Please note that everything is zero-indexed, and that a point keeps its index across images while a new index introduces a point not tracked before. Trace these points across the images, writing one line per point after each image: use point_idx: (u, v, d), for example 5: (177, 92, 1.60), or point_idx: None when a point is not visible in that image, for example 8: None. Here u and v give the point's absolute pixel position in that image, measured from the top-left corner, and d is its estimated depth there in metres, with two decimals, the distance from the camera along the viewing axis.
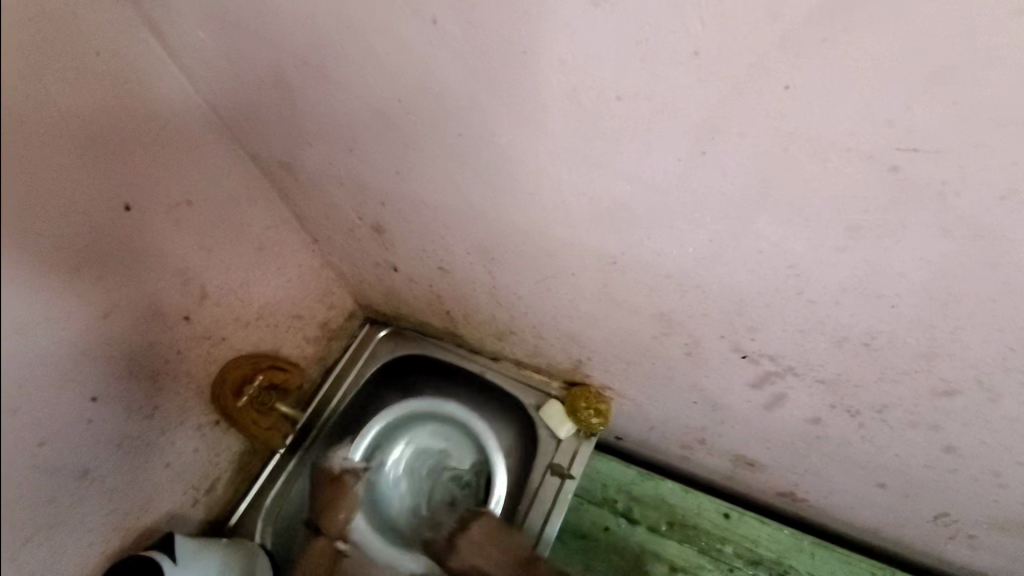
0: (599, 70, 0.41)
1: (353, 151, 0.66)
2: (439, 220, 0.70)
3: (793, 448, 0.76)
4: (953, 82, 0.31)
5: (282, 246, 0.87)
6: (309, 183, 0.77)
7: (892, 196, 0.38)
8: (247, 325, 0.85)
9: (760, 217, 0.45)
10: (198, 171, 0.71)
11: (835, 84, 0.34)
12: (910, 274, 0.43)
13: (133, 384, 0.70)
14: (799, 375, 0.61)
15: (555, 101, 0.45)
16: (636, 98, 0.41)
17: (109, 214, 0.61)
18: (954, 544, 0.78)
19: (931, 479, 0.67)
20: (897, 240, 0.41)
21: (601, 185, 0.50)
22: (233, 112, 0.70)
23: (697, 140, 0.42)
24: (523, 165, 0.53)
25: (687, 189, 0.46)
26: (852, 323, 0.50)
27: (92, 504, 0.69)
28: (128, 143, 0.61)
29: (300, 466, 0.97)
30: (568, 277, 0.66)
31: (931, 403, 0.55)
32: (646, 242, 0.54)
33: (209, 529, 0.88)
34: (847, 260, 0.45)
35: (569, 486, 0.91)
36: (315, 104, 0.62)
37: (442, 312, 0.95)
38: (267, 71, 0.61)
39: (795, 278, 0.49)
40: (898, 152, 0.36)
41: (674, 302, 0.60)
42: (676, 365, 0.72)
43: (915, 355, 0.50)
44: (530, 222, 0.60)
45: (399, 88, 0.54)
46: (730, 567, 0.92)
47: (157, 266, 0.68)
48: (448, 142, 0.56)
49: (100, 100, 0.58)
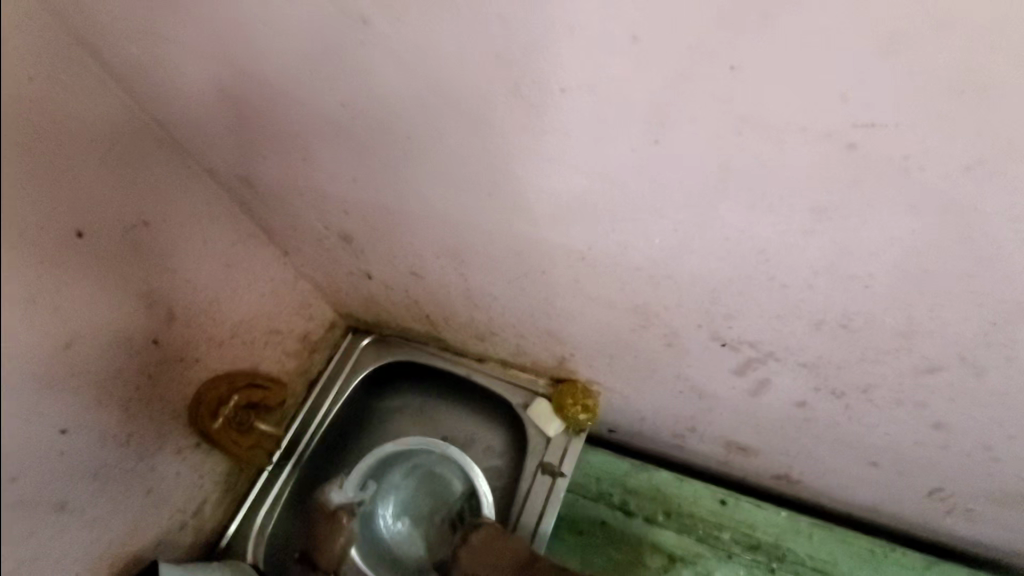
0: (541, 61, 0.39)
1: (309, 160, 0.64)
2: (405, 225, 0.68)
3: (783, 432, 0.74)
4: (906, 51, 0.30)
5: (250, 261, 0.86)
6: (270, 196, 0.75)
7: (854, 172, 0.37)
8: (220, 344, 0.83)
9: (723, 204, 0.43)
10: (153, 190, 0.69)
11: (784, 62, 0.32)
12: (881, 253, 0.41)
13: (103, 414, 0.68)
14: (780, 360, 0.60)
15: (501, 98, 0.43)
16: (581, 89, 0.40)
17: (61, 242, 0.58)
18: (952, 517, 0.77)
19: (923, 455, 0.65)
20: (864, 219, 0.39)
21: (559, 181, 0.49)
22: (183, 128, 0.68)
23: (648, 127, 0.40)
24: (481, 165, 0.52)
25: (645, 179, 0.44)
26: (828, 305, 0.49)
27: (72, 537, 0.67)
28: (75, 167, 0.59)
29: (288, 482, 0.95)
30: (540, 275, 0.64)
31: (914, 380, 0.54)
32: (612, 236, 0.52)
33: (199, 553, 0.87)
34: (816, 242, 0.43)
35: (561, 484, 0.89)
36: (263, 114, 0.60)
37: (421, 317, 0.93)
38: (209, 84, 0.59)
39: (766, 264, 0.47)
40: (855, 129, 0.34)
41: (648, 295, 0.59)
42: (658, 357, 0.70)
43: (893, 333, 0.49)
44: (494, 222, 0.58)
45: (343, 93, 0.52)
46: (728, 554, 0.90)
47: (119, 291, 0.66)
48: (400, 144, 0.54)
49: (43, 125, 0.55)
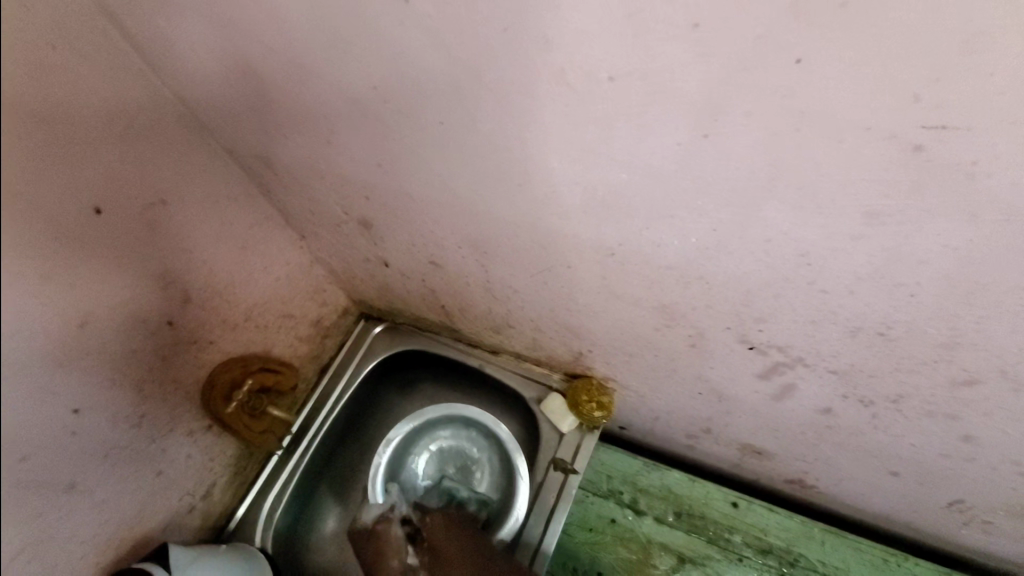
0: (589, 47, 0.37)
1: (333, 143, 0.63)
2: (427, 214, 0.66)
3: (802, 438, 0.73)
4: (987, 50, 0.28)
5: (267, 244, 0.84)
6: (291, 179, 0.74)
7: (916, 176, 0.35)
8: (235, 327, 0.82)
9: (768, 204, 0.42)
10: (172, 169, 0.67)
11: (856, 56, 0.31)
12: (932, 261, 0.40)
13: (117, 393, 0.67)
14: (809, 366, 0.58)
15: (543, 84, 0.42)
16: (629, 77, 0.38)
17: (79, 218, 0.57)
18: (969, 530, 0.76)
19: (946, 467, 0.64)
20: (918, 226, 0.38)
21: (595, 173, 0.47)
22: (206, 107, 0.67)
23: (697, 120, 0.38)
24: (514, 155, 0.50)
25: (687, 175, 0.43)
26: (867, 312, 0.47)
27: (82, 517, 0.67)
28: (94, 142, 0.58)
29: (298, 468, 0.95)
30: (565, 270, 0.63)
31: (948, 392, 0.52)
32: (645, 232, 0.50)
33: (206, 535, 0.86)
34: (863, 248, 0.41)
35: (573, 480, 0.88)
36: (289, 95, 0.58)
37: (437, 307, 0.92)
38: (235, 61, 0.58)
39: (807, 268, 0.45)
40: (924, 131, 0.32)
41: (676, 294, 0.57)
42: (680, 357, 0.69)
43: (932, 344, 0.47)
44: (522, 214, 0.57)
45: (374, 75, 0.50)
46: (740, 557, 0.89)
47: (136, 271, 0.65)
48: (430, 130, 0.53)
49: (64, 98, 0.54)
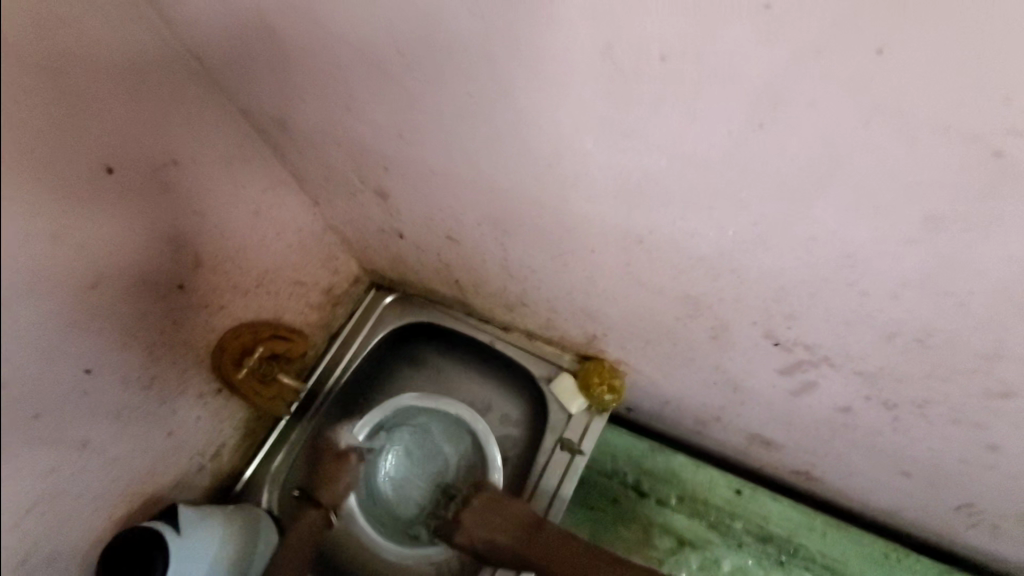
0: (645, 21, 0.34)
1: (353, 109, 0.60)
2: (448, 188, 0.64)
3: (815, 433, 0.72)
4: None
5: (280, 209, 0.82)
6: (306, 143, 0.71)
7: (991, 181, 0.32)
8: (246, 293, 0.81)
9: (820, 200, 0.39)
10: (186, 124, 0.64)
11: (948, 48, 0.28)
12: (991, 271, 0.37)
13: (128, 355, 0.67)
14: (835, 366, 0.57)
15: (587, 61, 0.39)
16: (688, 58, 0.35)
17: (88, 178, 0.55)
18: (975, 532, 0.75)
19: (964, 473, 0.63)
20: (985, 235, 0.35)
21: (633, 158, 0.44)
22: (220, 63, 0.63)
23: (754, 108, 0.35)
24: (546, 133, 0.47)
25: (735, 166, 0.40)
26: (907, 318, 0.45)
27: (94, 475, 0.67)
28: (104, 99, 0.55)
29: (305, 433, 0.96)
30: (588, 254, 0.60)
31: (980, 402, 0.51)
32: (680, 222, 0.48)
33: (214, 495, 0.88)
34: (916, 253, 0.39)
35: (579, 462, 0.88)
36: (309, 57, 0.55)
37: (450, 281, 0.90)
38: (250, 15, 0.54)
39: (850, 269, 0.43)
40: (1008, 134, 0.30)
41: (706, 286, 0.55)
42: (699, 347, 0.67)
43: (971, 354, 0.45)
44: (549, 194, 0.54)
45: (402, 39, 0.47)
46: (739, 542, 0.90)
47: (149, 234, 0.63)
48: (460, 101, 0.50)
49: (70, 50, 0.51)
